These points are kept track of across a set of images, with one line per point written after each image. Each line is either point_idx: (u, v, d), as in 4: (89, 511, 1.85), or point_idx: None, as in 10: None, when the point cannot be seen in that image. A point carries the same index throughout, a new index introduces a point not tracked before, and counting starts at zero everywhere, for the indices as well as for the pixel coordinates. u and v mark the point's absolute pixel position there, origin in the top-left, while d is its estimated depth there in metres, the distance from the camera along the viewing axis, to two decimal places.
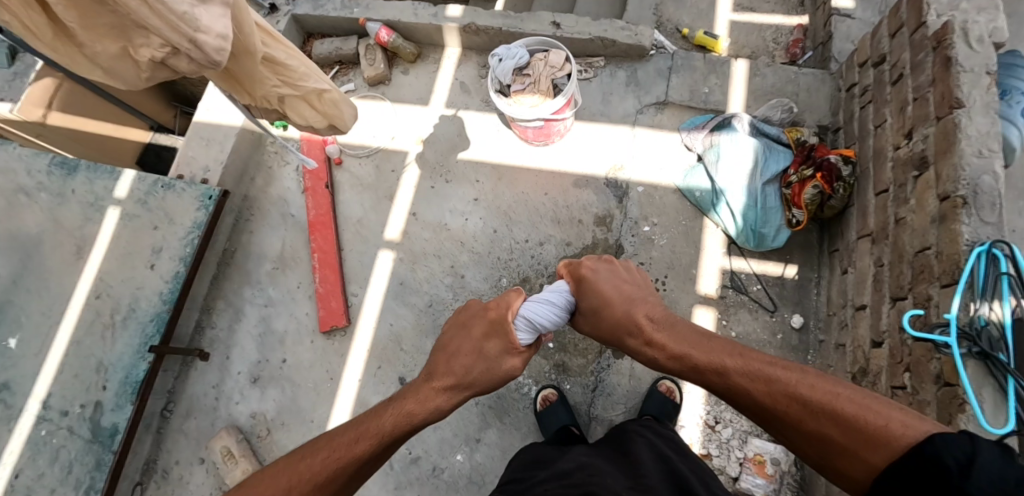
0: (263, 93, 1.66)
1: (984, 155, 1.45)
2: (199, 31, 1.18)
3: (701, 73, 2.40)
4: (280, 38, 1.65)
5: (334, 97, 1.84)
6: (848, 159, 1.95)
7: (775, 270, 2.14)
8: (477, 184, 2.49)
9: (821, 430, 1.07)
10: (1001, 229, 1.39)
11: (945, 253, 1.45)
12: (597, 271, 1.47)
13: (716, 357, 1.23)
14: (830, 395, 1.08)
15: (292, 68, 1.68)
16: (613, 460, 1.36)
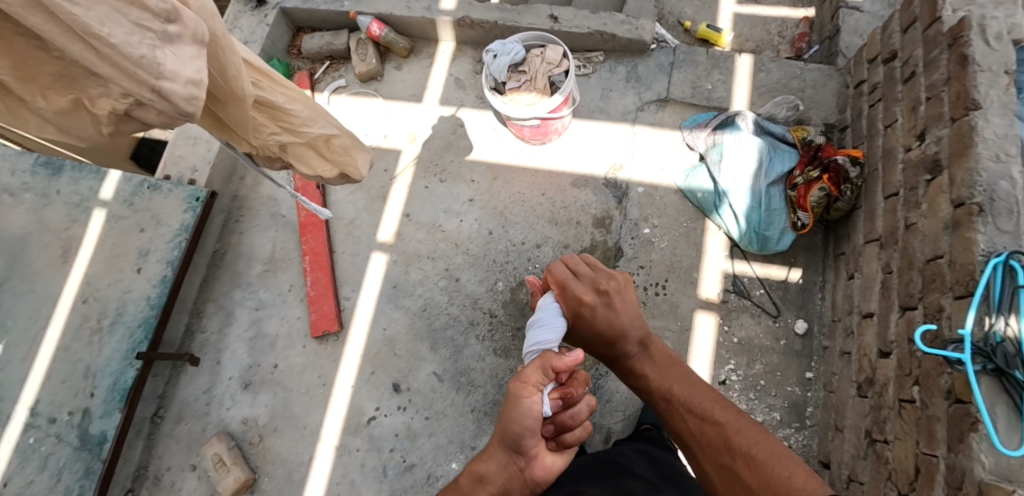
0: (261, 141, 1.56)
1: (1002, 159, 1.38)
2: (162, 78, 0.97)
3: (704, 69, 2.32)
4: (280, 80, 1.54)
5: (342, 141, 1.76)
6: (855, 160, 1.88)
7: (778, 273, 2.08)
8: (473, 184, 2.42)
9: (734, 468, 1.14)
10: (1019, 238, 1.32)
11: (958, 262, 1.39)
12: (594, 308, 1.39)
13: (672, 385, 1.34)
14: (750, 439, 1.16)
15: (291, 112, 1.57)
16: (603, 483, 1.33)
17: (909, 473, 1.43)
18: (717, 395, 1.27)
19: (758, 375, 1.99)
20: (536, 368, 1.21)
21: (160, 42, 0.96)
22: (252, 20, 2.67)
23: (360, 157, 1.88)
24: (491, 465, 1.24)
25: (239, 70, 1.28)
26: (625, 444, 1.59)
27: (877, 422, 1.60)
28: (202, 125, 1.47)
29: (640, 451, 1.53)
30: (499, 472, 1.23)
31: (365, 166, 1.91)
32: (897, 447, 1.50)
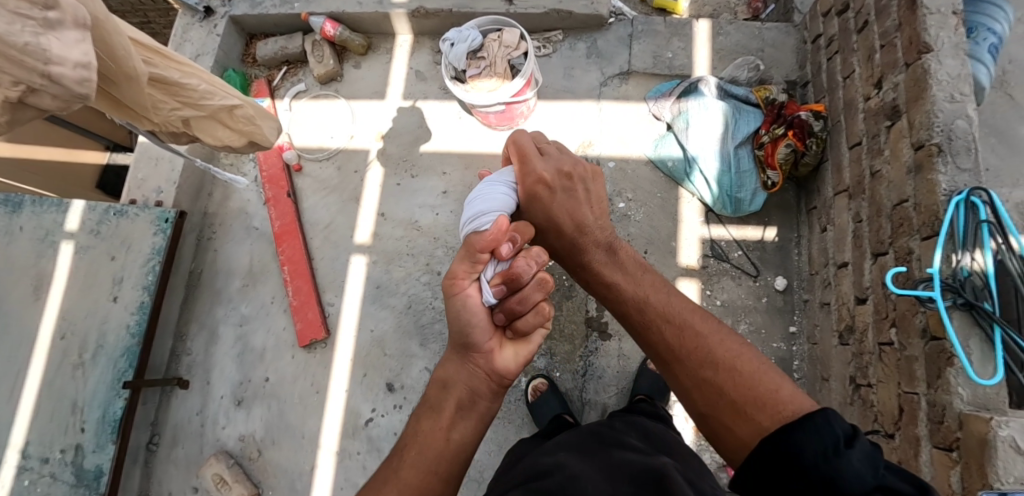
0: (163, 118, 1.52)
1: (956, 100, 1.43)
2: (52, 63, 1.01)
3: (664, 37, 2.31)
4: (171, 56, 1.48)
5: (247, 111, 1.70)
6: (818, 114, 1.90)
7: (755, 234, 2.09)
8: (446, 177, 2.39)
9: (715, 381, 1.01)
10: (977, 175, 1.36)
11: (923, 204, 1.42)
12: (552, 191, 1.32)
13: (642, 291, 1.19)
14: (733, 359, 1.03)
15: (189, 87, 1.51)
16: (593, 460, 1.30)
17: (893, 413, 1.46)
18: (688, 306, 1.14)
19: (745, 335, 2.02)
20: (463, 259, 1.16)
21: (44, 29, 1.00)
22: (202, 32, 2.62)
23: (269, 126, 1.83)
24: (454, 371, 1.20)
25: (127, 48, 1.24)
26: (616, 417, 1.62)
27: (861, 368, 1.63)
28: (98, 106, 1.43)
29: (630, 423, 1.56)
30: (460, 372, 1.20)
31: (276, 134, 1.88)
32: (882, 390, 1.52)
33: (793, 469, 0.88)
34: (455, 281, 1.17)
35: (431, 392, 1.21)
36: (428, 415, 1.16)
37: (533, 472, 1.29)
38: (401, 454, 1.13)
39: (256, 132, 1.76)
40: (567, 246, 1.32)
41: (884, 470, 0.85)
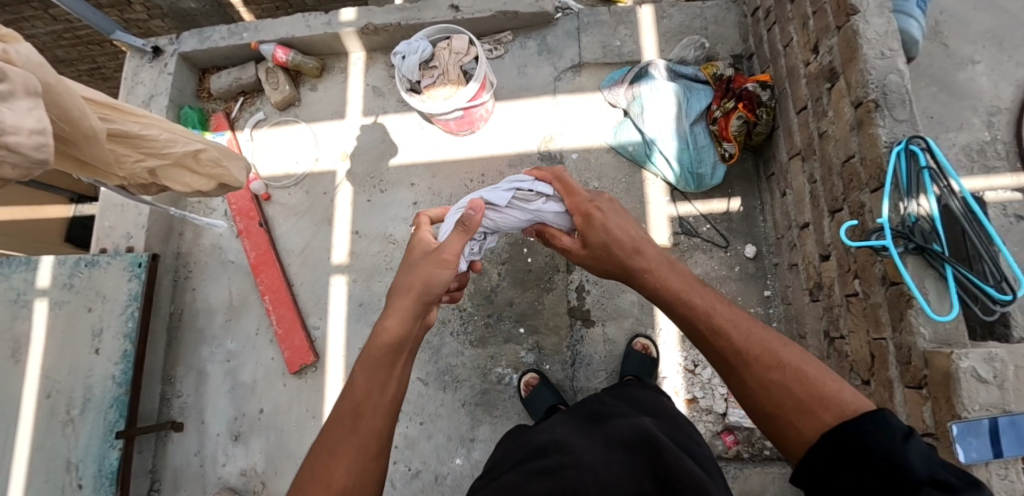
0: (126, 172, 1.49)
1: (886, 56, 1.50)
2: (6, 133, 1.01)
3: (610, 26, 2.35)
4: (129, 109, 1.44)
5: (212, 154, 1.67)
6: (764, 84, 1.97)
7: (720, 206, 2.16)
8: (415, 188, 2.40)
9: (780, 383, 1.02)
10: (914, 124, 1.44)
11: (868, 158, 1.49)
12: (606, 213, 1.41)
13: (694, 305, 1.17)
14: (794, 363, 1.03)
15: (150, 137, 1.48)
16: (586, 434, 1.36)
17: (866, 360, 1.53)
18: (743, 315, 1.13)
19: None
20: (460, 235, 1.34)
21: None
22: (153, 72, 2.61)
23: (235, 166, 1.80)
24: (402, 328, 1.24)
25: (81, 107, 1.23)
26: (607, 392, 1.66)
27: (832, 322, 1.69)
28: (60, 168, 1.39)
29: (619, 395, 1.61)
30: (411, 328, 1.25)
31: (244, 173, 1.85)
32: (854, 340, 1.59)
33: (853, 455, 0.90)
34: (445, 257, 1.31)
35: (379, 344, 1.22)
36: (380, 368, 1.19)
37: (535, 450, 1.33)
38: (354, 407, 1.14)
39: (224, 173, 1.73)
40: (621, 261, 1.35)
41: (941, 465, 0.85)
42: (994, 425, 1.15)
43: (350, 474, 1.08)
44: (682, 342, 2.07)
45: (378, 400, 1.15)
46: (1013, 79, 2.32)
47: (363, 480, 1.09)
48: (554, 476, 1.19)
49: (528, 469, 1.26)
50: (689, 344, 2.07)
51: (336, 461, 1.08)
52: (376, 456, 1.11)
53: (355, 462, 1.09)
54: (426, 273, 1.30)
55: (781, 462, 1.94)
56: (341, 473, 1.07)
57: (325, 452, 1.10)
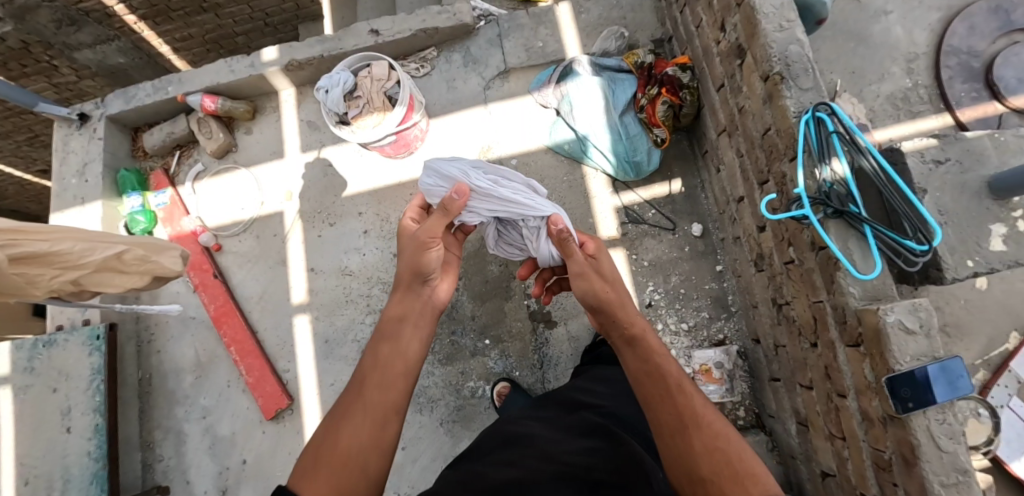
0: (46, 289, 1.58)
1: (784, 27, 1.54)
2: None
3: (530, 28, 2.36)
4: (35, 230, 1.54)
5: (136, 252, 1.73)
6: (683, 67, 2.02)
7: (662, 190, 2.19)
8: (363, 216, 2.40)
9: (722, 451, 1.11)
10: (819, 91, 1.48)
11: (782, 129, 1.53)
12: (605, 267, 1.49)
13: (667, 368, 1.25)
14: (735, 441, 1.13)
15: (63, 251, 1.57)
16: (552, 422, 1.43)
17: (810, 323, 1.57)
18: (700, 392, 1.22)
19: (678, 285, 2.11)
20: (438, 220, 1.47)
21: None
22: (83, 140, 2.56)
23: (169, 256, 1.85)
24: (407, 311, 1.40)
25: None
26: (579, 376, 1.72)
27: (777, 290, 1.73)
28: None
29: (595, 377, 1.66)
30: (413, 307, 1.41)
31: (182, 261, 1.88)
32: (798, 305, 1.63)
33: None
34: (425, 240, 1.45)
35: (389, 319, 1.38)
36: (385, 342, 1.32)
37: (506, 438, 1.37)
38: (360, 383, 1.25)
39: (154, 267, 1.78)
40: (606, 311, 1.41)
41: None
42: (927, 373, 1.20)
43: (357, 441, 1.14)
44: None
45: (382, 372, 1.26)
46: (925, 24, 2.39)
47: (371, 448, 1.14)
48: (515, 466, 1.22)
49: (492, 459, 1.28)
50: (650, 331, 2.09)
51: (342, 432, 1.15)
52: (381, 425, 1.18)
53: (360, 432, 1.15)
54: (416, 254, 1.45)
55: (753, 430, 1.98)
56: (349, 439, 1.14)
57: (332, 423, 1.18)
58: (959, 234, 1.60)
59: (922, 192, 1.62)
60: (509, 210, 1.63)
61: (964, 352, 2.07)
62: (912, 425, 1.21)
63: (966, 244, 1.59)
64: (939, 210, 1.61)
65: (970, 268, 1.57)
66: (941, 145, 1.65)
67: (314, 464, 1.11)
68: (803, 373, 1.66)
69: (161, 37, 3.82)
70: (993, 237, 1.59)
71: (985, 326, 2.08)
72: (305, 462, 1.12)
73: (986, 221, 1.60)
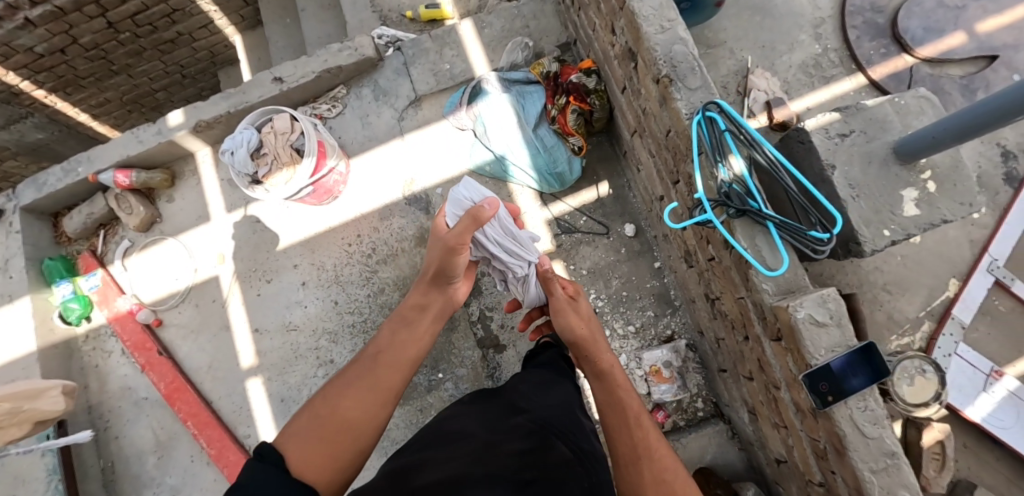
0: None
1: (665, 28, 1.53)
2: None
3: (435, 52, 2.32)
4: None
5: (7, 405, 1.89)
6: (588, 72, 1.99)
7: (590, 195, 2.17)
8: (298, 268, 2.35)
9: (661, 476, 1.24)
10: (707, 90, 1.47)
11: (680, 131, 1.52)
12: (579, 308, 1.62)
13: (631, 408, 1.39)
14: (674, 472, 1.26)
15: None
16: (484, 421, 1.34)
17: (738, 318, 1.57)
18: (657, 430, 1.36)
19: (619, 288, 2.10)
20: (470, 225, 1.42)
21: None
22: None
23: (41, 401, 2.00)
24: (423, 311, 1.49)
25: None
26: (525, 376, 1.58)
27: (707, 285, 1.73)
28: None
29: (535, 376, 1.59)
30: (434, 299, 1.53)
31: (59, 402, 2.06)
32: (726, 299, 1.62)
33: None
34: (454, 245, 1.46)
35: (410, 310, 1.49)
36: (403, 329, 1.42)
37: (435, 437, 1.27)
38: (373, 362, 1.32)
39: (33, 413, 1.96)
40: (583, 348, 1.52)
41: None
42: (842, 365, 1.21)
43: (358, 412, 1.19)
44: None
45: (392, 356, 1.34)
46: None
47: (367, 422, 1.19)
48: (438, 467, 1.11)
49: (415, 458, 1.18)
50: None
51: (347, 398, 1.21)
52: (381, 406, 1.23)
53: (363, 403, 1.21)
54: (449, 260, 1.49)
55: (712, 420, 1.99)
56: (350, 406, 1.19)
57: (338, 391, 1.23)
58: (872, 204, 1.59)
59: (831, 168, 1.61)
60: (511, 253, 1.70)
61: (907, 307, 2.06)
62: (835, 416, 1.21)
63: (879, 213, 1.58)
64: (850, 183, 1.60)
65: (887, 237, 1.57)
66: (843, 118, 1.65)
67: (309, 427, 1.14)
68: (742, 365, 1.66)
69: (76, 106, 3.68)
70: (905, 203, 1.59)
71: (925, 277, 2.07)
72: (304, 417, 1.16)
73: (896, 188, 1.59)
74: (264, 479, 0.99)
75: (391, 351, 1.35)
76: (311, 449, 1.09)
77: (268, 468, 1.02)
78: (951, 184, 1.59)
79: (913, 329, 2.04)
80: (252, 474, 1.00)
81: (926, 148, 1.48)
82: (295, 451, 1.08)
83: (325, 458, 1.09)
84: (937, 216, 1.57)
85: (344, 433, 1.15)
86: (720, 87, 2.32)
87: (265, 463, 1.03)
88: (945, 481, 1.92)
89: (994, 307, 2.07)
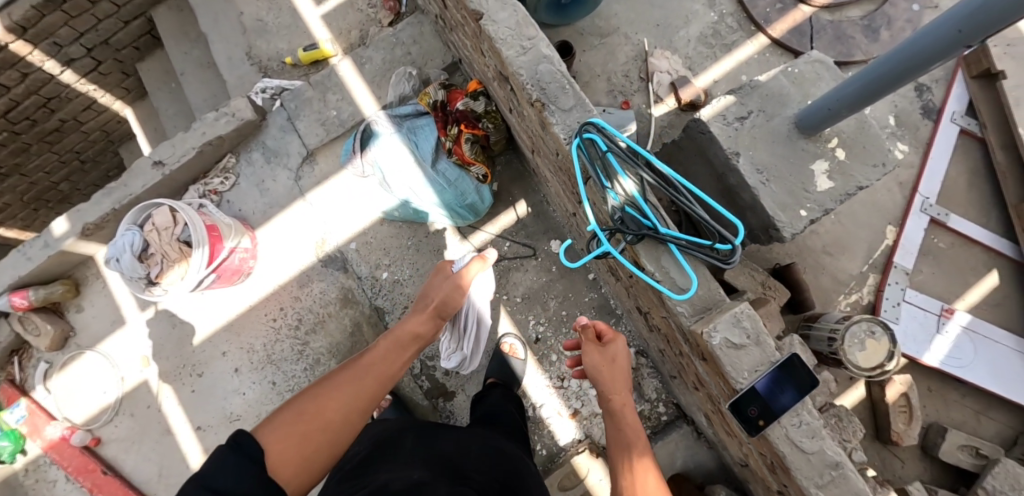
0: None
1: (526, 48, 1.42)
2: None
3: (318, 99, 2.17)
4: None
5: None
6: (474, 94, 1.88)
7: (509, 218, 2.08)
8: (228, 355, 2.22)
9: None
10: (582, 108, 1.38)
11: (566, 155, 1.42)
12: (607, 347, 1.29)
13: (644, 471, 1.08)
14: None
15: None
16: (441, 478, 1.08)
17: (668, 333, 1.49)
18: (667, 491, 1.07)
19: (557, 309, 2.02)
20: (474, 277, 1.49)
21: None
22: None
23: None
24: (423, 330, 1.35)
25: None
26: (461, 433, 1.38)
27: (636, 298, 1.65)
28: None
29: (485, 445, 1.36)
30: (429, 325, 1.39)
31: None
32: (655, 314, 1.54)
33: None
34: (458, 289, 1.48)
35: (404, 332, 1.34)
36: (398, 346, 1.26)
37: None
38: (363, 369, 1.20)
39: None
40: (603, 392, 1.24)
41: None
42: (768, 383, 1.13)
43: (339, 414, 1.10)
44: (541, 363, 2.01)
45: (386, 369, 1.21)
46: None
47: (345, 425, 1.10)
48: None
49: None
50: (546, 362, 2.00)
51: (330, 396, 1.12)
52: (361, 412, 1.13)
53: (342, 407, 1.11)
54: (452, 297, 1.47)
55: (676, 423, 1.92)
56: (327, 410, 1.09)
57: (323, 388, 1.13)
58: (784, 185, 1.51)
59: (735, 156, 1.52)
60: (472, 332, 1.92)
61: (849, 264, 1.99)
62: (772, 438, 1.14)
63: (794, 194, 1.50)
64: (758, 168, 1.52)
65: (805, 217, 1.50)
66: (739, 100, 1.57)
67: (286, 422, 1.06)
68: (685, 375, 1.59)
69: None
70: (818, 177, 1.50)
71: (862, 231, 2.01)
72: (284, 410, 1.08)
73: (806, 163, 1.51)
74: (233, 473, 0.97)
75: (387, 363, 1.22)
76: (286, 445, 1.03)
77: (237, 459, 0.99)
78: (859, 148, 1.52)
79: (859, 285, 1.98)
80: (221, 458, 0.98)
81: (823, 119, 1.39)
82: (270, 444, 1.03)
83: (298, 456, 1.03)
84: (852, 185, 1.49)
85: (315, 435, 1.07)
86: (622, 76, 2.22)
87: (236, 452, 0.99)
88: (915, 432, 1.89)
89: (934, 245, 2.02)
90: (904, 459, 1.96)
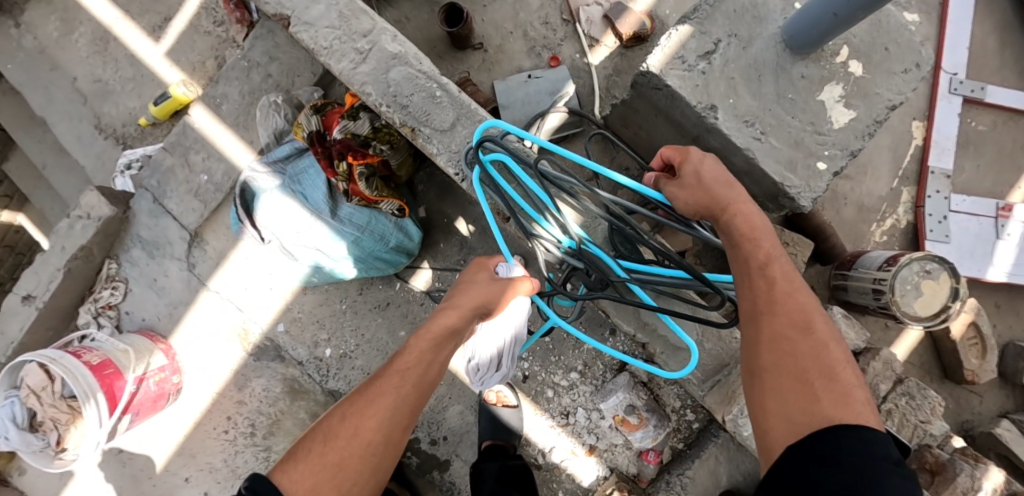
0: None
1: (363, 56, 1.21)
2: None
3: (182, 167, 1.77)
4: None
5: None
6: (351, 112, 1.46)
7: (450, 245, 1.72)
8: (192, 480, 1.79)
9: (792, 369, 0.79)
10: (457, 111, 1.16)
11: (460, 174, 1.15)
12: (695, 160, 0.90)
13: (774, 290, 0.84)
14: (854, 395, 0.77)
15: None
16: None
17: None
18: (822, 315, 0.84)
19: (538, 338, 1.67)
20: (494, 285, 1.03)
21: None
22: None
23: None
24: (457, 317, 0.98)
25: None
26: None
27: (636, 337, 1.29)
28: None
29: None
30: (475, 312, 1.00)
31: None
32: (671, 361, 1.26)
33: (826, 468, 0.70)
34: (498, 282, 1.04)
35: (450, 317, 0.98)
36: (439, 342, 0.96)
37: None
38: (399, 374, 0.92)
39: None
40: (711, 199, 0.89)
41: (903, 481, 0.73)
42: None
43: (371, 435, 0.86)
44: (537, 404, 1.67)
45: (425, 374, 0.93)
46: None
47: (380, 450, 0.87)
48: None
49: None
50: (543, 400, 1.67)
51: (362, 416, 0.88)
52: (400, 430, 0.89)
53: (375, 429, 0.87)
54: (484, 293, 1.02)
55: (710, 432, 1.56)
56: (359, 436, 0.86)
57: (354, 402, 0.90)
58: (786, 135, 1.10)
59: (711, 111, 1.10)
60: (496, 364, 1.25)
61: (875, 185, 1.59)
62: None
63: (801, 144, 1.09)
64: (745, 119, 1.10)
65: (825, 171, 1.10)
66: (699, 29, 1.11)
67: (313, 452, 0.85)
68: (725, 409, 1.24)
69: None
70: (831, 108, 1.09)
71: (881, 137, 1.59)
72: (310, 440, 0.87)
73: (812, 94, 1.09)
74: None
75: (422, 372, 0.93)
76: (313, 483, 0.82)
77: None
78: (881, 52, 1.09)
79: (893, 207, 1.58)
80: None
81: (828, 30, 0.96)
82: (294, 484, 0.82)
83: None
84: (879, 106, 1.08)
85: (345, 465, 0.84)
86: (541, 24, 1.75)
87: None
88: (993, 364, 1.54)
89: (972, 131, 1.63)
90: (982, 394, 1.62)
